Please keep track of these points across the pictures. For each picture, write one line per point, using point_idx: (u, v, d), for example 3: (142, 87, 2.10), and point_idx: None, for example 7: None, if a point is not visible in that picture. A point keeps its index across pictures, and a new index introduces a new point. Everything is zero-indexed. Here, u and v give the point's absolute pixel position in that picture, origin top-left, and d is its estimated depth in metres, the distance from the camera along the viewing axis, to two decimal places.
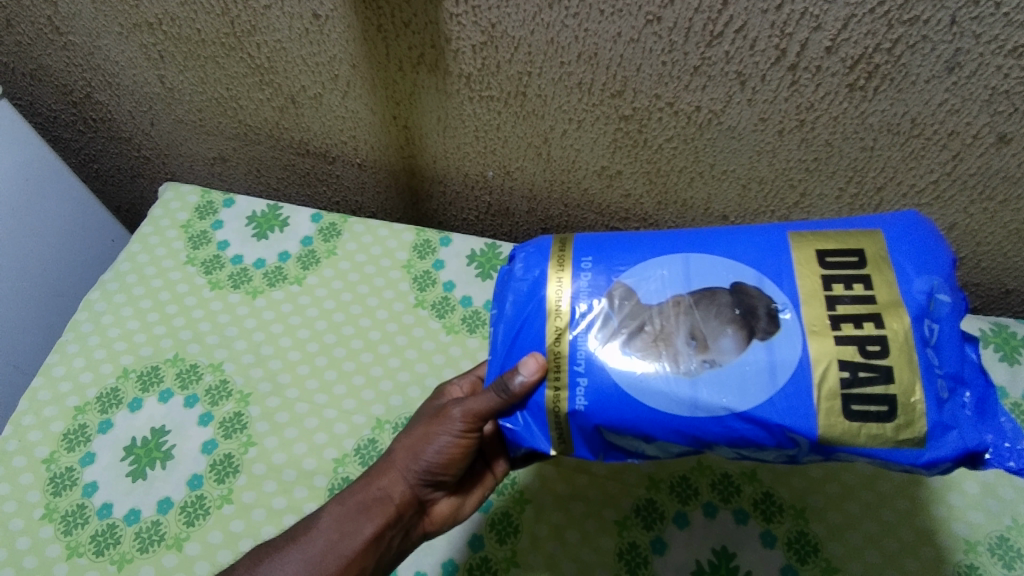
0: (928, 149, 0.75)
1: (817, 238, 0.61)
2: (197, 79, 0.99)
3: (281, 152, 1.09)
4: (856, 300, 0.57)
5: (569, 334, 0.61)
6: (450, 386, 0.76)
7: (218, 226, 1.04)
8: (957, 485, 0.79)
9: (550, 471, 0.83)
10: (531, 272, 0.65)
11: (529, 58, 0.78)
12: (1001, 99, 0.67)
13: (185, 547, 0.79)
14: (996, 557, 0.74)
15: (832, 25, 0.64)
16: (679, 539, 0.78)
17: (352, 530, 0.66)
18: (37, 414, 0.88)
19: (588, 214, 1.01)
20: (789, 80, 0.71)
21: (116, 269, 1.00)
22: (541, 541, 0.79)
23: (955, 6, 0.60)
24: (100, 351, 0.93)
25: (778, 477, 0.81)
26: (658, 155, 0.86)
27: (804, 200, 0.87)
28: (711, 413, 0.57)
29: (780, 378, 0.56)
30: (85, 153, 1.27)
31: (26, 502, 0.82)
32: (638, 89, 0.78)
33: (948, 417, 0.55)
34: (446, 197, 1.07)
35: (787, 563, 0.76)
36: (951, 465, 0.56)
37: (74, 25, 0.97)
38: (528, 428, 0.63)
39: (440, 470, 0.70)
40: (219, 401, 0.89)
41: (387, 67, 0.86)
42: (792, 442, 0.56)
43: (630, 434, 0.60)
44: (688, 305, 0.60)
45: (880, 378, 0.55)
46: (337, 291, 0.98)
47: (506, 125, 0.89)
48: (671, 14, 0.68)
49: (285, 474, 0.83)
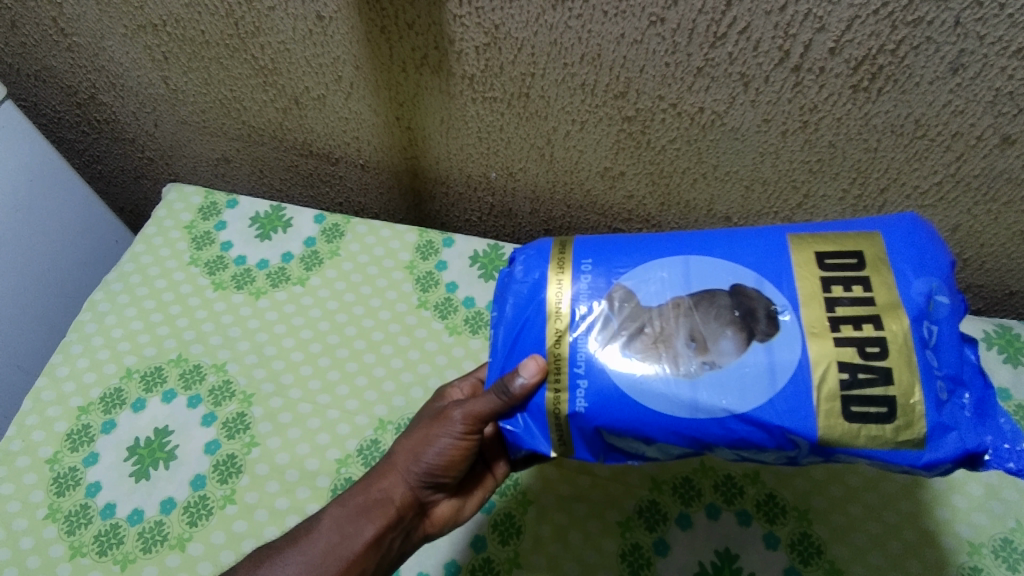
0: (932, 150, 0.75)
1: (817, 240, 0.61)
2: (201, 80, 1.00)
3: (284, 153, 1.09)
4: (856, 301, 0.57)
5: (569, 335, 0.61)
6: (450, 388, 0.76)
7: (222, 227, 1.04)
8: (960, 486, 0.78)
9: (553, 472, 0.83)
10: (531, 274, 0.65)
11: (532, 59, 0.78)
12: (1005, 100, 0.67)
13: (188, 548, 0.79)
14: (1000, 559, 0.74)
15: (836, 26, 0.64)
16: (682, 540, 0.78)
17: (353, 531, 0.66)
18: (41, 414, 0.88)
19: (591, 215, 1.01)
20: (793, 82, 0.71)
21: (120, 270, 1.01)
22: (543, 542, 0.78)
23: (959, 7, 0.60)
24: (103, 351, 0.93)
25: (781, 478, 0.81)
26: (661, 156, 0.86)
27: (808, 202, 0.87)
28: (711, 414, 0.57)
29: (780, 380, 0.56)
30: (89, 154, 1.28)
31: (30, 502, 0.82)
32: (641, 90, 0.78)
33: (947, 418, 0.55)
34: (449, 198, 1.07)
35: (790, 564, 0.75)
36: (950, 466, 0.56)
37: (78, 26, 0.98)
38: (528, 429, 0.63)
39: (441, 472, 0.70)
40: (222, 402, 0.89)
41: (390, 68, 0.86)
42: (792, 444, 0.56)
43: (630, 435, 0.60)
44: (687, 307, 0.60)
45: (880, 380, 0.55)
46: (339, 292, 0.98)
47: (509, 126, 0.89)
48: (674, 15, 0.68)
49: (288, 475, 0.83)
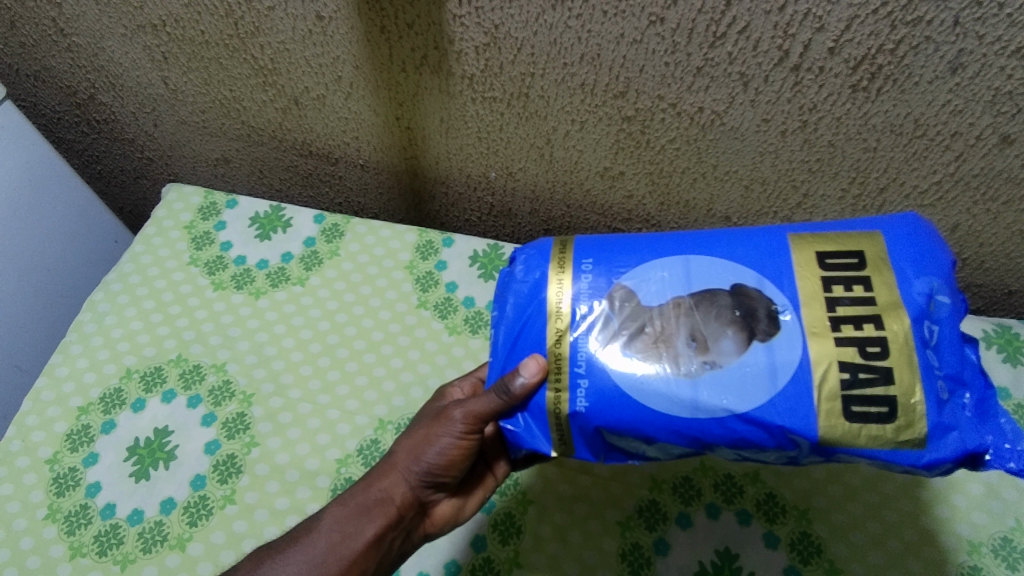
0: (931, 149, 0.75)
1: (817, 240, 0.61)
2: (200, 80, 1.00)
3: (284, 153, 1.09)
4: (856, 301, 0.57)
5: (570, 335, 0.61)
6: (451, 387, 0.76)
7: (221, 226, 1.04)
8: (960, 486, 0.78)
9: (553, 471, 0.83)
10: (532, 274, 0.65)
11: (532, 59, 0.78)
12: (1005, 99, 0.67)
13: (188, 548, 0.79)
14: (1000, 558, 0.74)
15: (836, 26, 0.64)
16: (682, 540, 0.78)
17: (354, 531, 0.66)
18: (40, 414, 0.88)
19: (591, 215, 1.01)
20: (792, 81, 0.71)
21: (119, 270, 1.01)
22: (544, 541, 0.78)
23: (959, 6, 0.60)
24: (103, 352, 0.93)
25: (781, 478, 0.81)
26: (660, 156, 0.86)
27: (807, 201, 0.87)
28: (712, 414, 0.57)
29: (780, 380, 0.56)
30: (88, 154, 1.27)
31: (30, 502, 0.82)
32: (641, 89, 0.78)
33: (948, 418, 0.55)
34: (449, 198, 1.07)
35: (790, 563, 0.76)
36: (951, 466, 0.56)
37: (78, 26, 0.98)
38: (529, 429, 0.63)
39: (442, 472, 0.70)
40: (222, 402, 0.89)
41: (388, 67, 0.86)
42: (792, 443, 0.56)
43: (631, 435, 0.60)
44: (688, 306, 0.60)
45: (880, 380, 0.55)
46: (339, 292, 0.98)
47: (509, 126, 0.89)
48: (674, 15, 0.68)
49: (288, 475, 0.83)
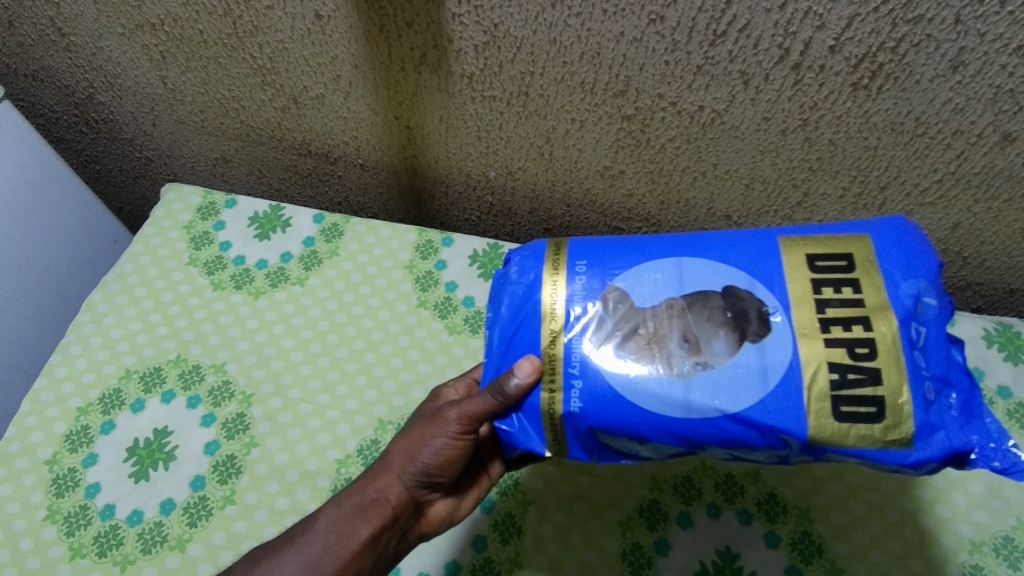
0: (934, 147, 0.75)
1: (807, 242, 0.61)
2: (199, 79, 0.99)
3: (283, 153, 1.09)
4: (846, 303, 0.57)
5: (564, 336, 0.61)
6: (446, 388, 0.76)
7: (220, 226, 1.04)
8: (962, 484, 0.78)
9: (553, 471, 0.83)
10: (527, 276, 0.65)
11: (531, 57, 0.78)
12: (1006, 97, 0.67)
13: (188, 549, 0.79)
14: (1002, 557, 0.74)
15: (836, 24, 0.64)
16: (683, 540, 0.78)
17: (350, 531, 0.66)
18: (40, 415, 0.88)
19: (591, 215, 1.01)
20: (792, 80, 0.71)
21: (118, 270, 1.01)
22: (544, 541, 0.78)
23: (959, 5, 0.60)
24: (102, 352, 0.93)
25: (782, 477, 0.80)
26: (661, 155, 0.86)
27: (808, 200, 0.87)
28: (704, 414, 0.56)
29: (771, 381, 0.56)
30: (87, 154, 1.27)
31: (29, 504, 0.82)
32: (641, 88, 0.78)
33: (934, 418, 0.55)
34: (449, 198, 1.07)
35: (791, 563, 0.75)
36: (937, 465, 0.56)
37: (76, 26, 0.97)
38: (523, 429, 0.63)
39: (437, 471, 0.69)
40: (221, 402, 0.89)
41: (388, 66, 0.86)
42: (783, 443, 0.56)
43: (624, 435, 0.60)
44: (680, 308, 0.60)
45: (869, 380, 0.54)
46: (339, 291, 0.98)
47: (508, 125, 0.89)
48: (674, 13, 0.68)
49: (288, 475, 0.83)
